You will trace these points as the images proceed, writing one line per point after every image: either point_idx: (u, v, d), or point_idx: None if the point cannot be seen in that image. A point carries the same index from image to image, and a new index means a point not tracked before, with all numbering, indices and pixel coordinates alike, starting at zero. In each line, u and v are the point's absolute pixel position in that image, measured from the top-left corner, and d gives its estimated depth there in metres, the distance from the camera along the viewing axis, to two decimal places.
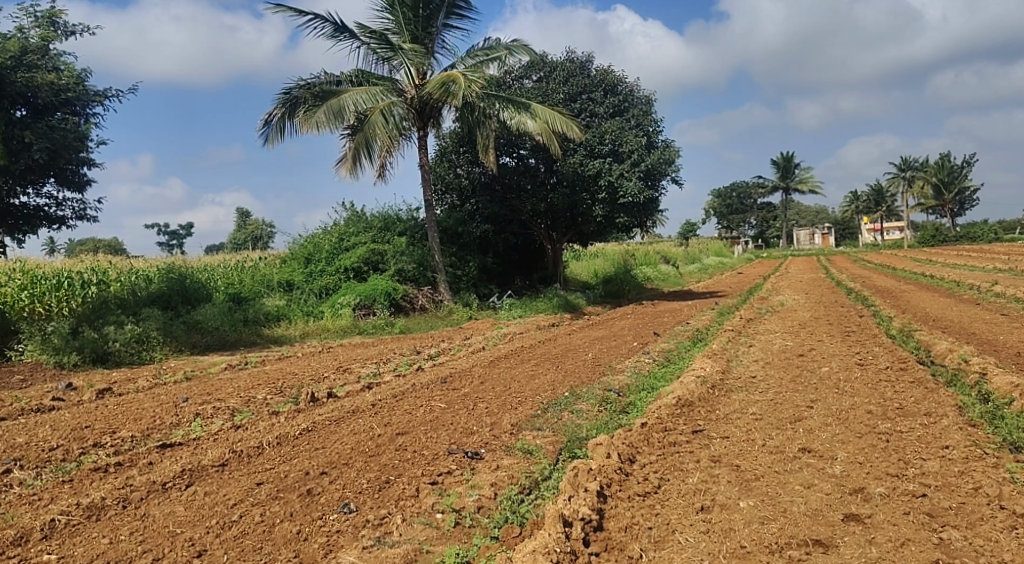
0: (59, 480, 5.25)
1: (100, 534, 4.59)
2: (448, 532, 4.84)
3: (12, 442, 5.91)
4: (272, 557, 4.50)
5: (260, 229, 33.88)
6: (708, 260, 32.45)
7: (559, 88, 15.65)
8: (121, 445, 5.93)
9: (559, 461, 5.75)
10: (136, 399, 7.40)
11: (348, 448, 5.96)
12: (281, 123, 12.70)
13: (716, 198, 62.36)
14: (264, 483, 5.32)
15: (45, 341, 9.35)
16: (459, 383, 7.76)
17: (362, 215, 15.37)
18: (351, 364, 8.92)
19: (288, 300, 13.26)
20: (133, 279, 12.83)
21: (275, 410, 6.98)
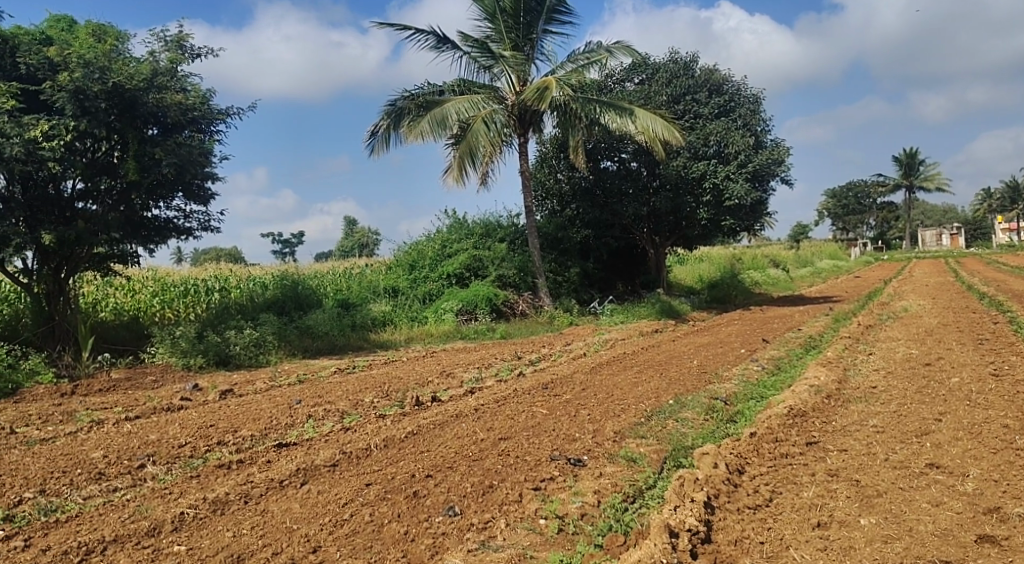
0: (187, 475, 5.56)
1: (225, 527, 4.82)
2: (552, 538, 4.83)
3: (145, 438, 6.30)
4: (382, 555, 4.60)
5: (368, 237, 35.02)
6: (825, 263, 31.17)
7: (662, 90, 15.39)
8: (242, 443, 6.24)
9: (664, 470, 5.64)
10: (254, 401, 7.76)
11: (452, 452, 6.05)
12: (387, 134, 13.09)
13: (831, 197, 59.93)
14: (372, 484, 5.46)
15: (174, 344, 9.93)
16: (561, 389, 7.74)
17: (464, 221, 15.65)
18: (454, 368, 9.06)
19: (393, 306, 13.62)
20: (252, 286, 13.53)
21: (381, 413, 7.17)
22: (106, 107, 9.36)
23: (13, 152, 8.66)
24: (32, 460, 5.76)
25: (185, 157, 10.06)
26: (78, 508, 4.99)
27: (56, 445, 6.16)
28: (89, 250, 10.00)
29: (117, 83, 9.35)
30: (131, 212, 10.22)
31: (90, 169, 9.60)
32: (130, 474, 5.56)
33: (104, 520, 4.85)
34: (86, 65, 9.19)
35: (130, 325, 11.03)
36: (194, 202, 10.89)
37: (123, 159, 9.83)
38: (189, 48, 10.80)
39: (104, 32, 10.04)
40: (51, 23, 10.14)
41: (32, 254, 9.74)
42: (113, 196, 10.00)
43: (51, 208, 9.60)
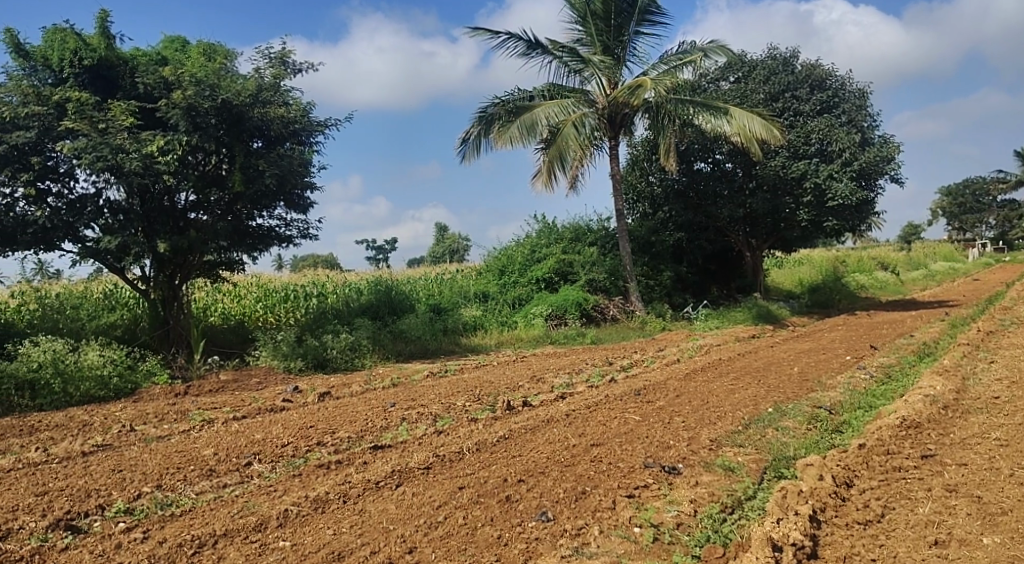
0: (290, 474, 5.76)
1: (326, 525, 4.96)
2: (647, 546, 4.74)
3: (251, 437, 6.57)
4: (476, 558, 4.63)
5: (459, 243, 35.48)
6: (942, 265, 29.48)
7: (760, 87, 14.97)
8: (339, 444, 6.42)
9: (764, 481, 5.45)
10: (351, 403, 7.97)
11: (544, 457, 6.04)
12: (477, 141, 13.23)
13: (949, 195, 57.33)
14: (465, 487, 5.50)
15: (276, 348, 10.33)
16: (654, 396, 7.61)
17: (554, 226, 15.66)
18: (545, 373, 9.05)
19: (484, 311, 13.75)
20: (348, 291, 13.94)
21: (473, 417, 7.22)
22: (215, 122, 9.84)
23: (132, 166, 9.21)
24: (150, 456, 6.10)
25: (287, 168, 10.46)
26: (191, 503, 5.23)
27: (171, 442, 6.50)
28: (199, 257, 10.52)
29: (226, 99, 9.81)
30: (237, 222, 10.69)
31: (200, 181, 10.10)
32: (239, 471, 5.80)
33: (215, 515, 5.07)
34: (198, 83, 9.70)
35: (236, 329, 11.56)
36: (295, 211, 11.29)
37: (230, 171, 10.30)
38: (291, 63, 11.21)
39: (214, 51, 10.58)
40: (166, 44, 10.75)
41: (149, 262, 10.33)
42: (221, 207, 10.48)
43: (166, 219, 10.15)
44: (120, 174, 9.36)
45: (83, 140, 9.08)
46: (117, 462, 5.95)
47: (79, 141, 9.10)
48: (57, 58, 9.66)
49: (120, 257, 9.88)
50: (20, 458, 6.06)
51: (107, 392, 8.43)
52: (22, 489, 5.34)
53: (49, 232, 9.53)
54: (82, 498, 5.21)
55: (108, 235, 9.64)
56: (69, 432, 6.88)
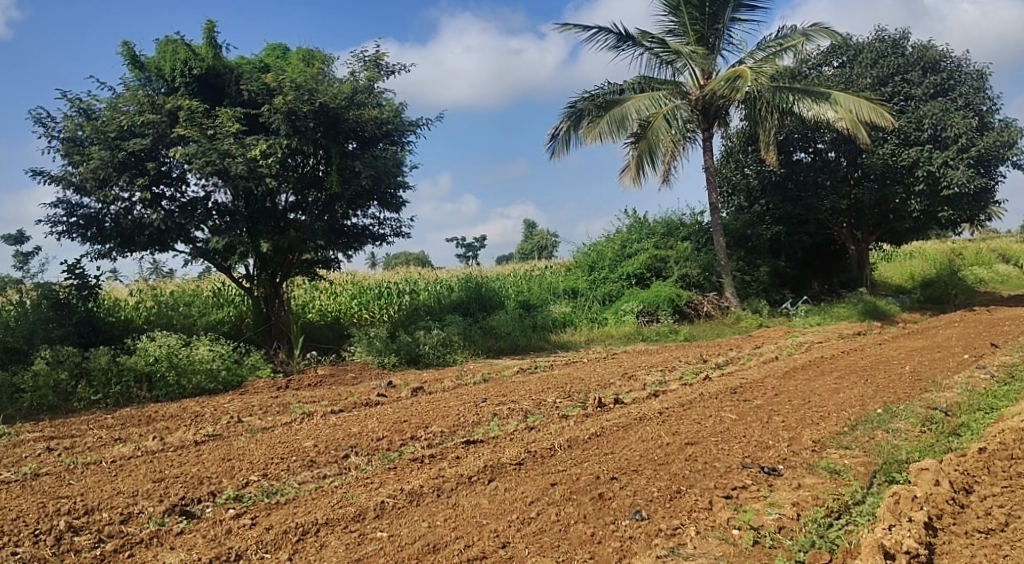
0: (386, 467, 5.88)
1: (421, 518, 5.03)
2: (747, 549, 4.60)
3: (348, 431, 6.73)
4: (569, 555, 4.60)
5: (547, 239, 35.47)
6: None
7: (867, 72, 14.37)
8: (433, 439, 6.51)
9: (873, 485, 5.19)
10: (443, 398, 8.08)
11: (637, 455, 5.94)
12: (567, 136, 13.19)
13: None
14: (558, 483, 5.48)
15: (371, 344, 10.59)
16: (751, 394, 7.37)
17: (645, 221, 15.45)
18: (637, 371, 8.92)
19: (573, 307, 13.68)
20: (439, 288, 14.16)
21: (564, 413, 7.19)
22: (314, 125, 10.14)
23: (237, 170, 9.59)
24: (255, 446, 6.34)
25: (381, 169, 10.68)
26: (294, 492, 5.41)
27: (275, 434, 6.74)
28: (299, 256, 10.89)
29: (323, 103, 10.10)
30: (333, 221, 11.01)
31: (300, 183, 10.49)
32: (337, 463, 5.97)
33: (316, 504, 5.22)
34: (297, 88, 10.02)
35: (333, 326, 11.94)
36: (389, 210, 11.53)
37: (327, 173, 10.60)
38: (385, 66, 11.44)
39: (312, 56, 10.93)
40: (268, 51, 11.18)
41: (252, 261, 10.77)
42: (319, 207, 10.82)
43: (268, 220, 10.56)
44: (227, 178, 9.82)
45: (194, 146, 9.56)
46: (226, 451, 6.22)
47: (191, 147, 9.58)
48: (169, 68, 10.21)
49: (226, 257, 10.38)
50: (139, 446, 6.42)
51: (216, 385, 8.84)
52: (141, 475, 5.65)
53: (163, 233, 10.07)
54: (195, 485, 5.46)
55: (216, 235, 10.10)
56: (182, 422, 7.25)
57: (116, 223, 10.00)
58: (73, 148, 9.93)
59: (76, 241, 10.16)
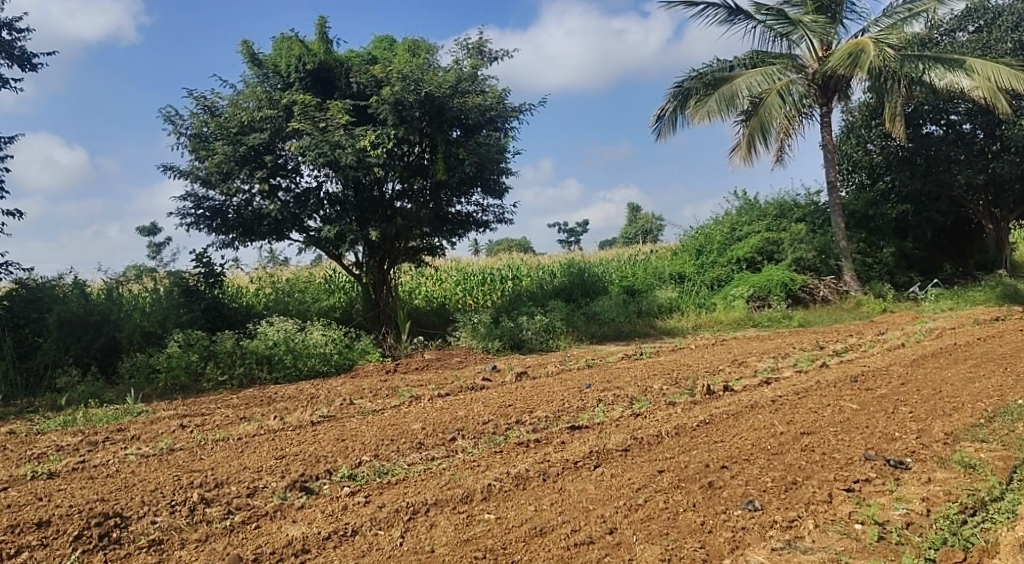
0: (492, 450, 5.94)
1: (528, 501, 5.05)
2: (871, 545, 4.38)
3: (454, 414, 6.83)
4: (679, 544, 4.50)
5: (652, 223, 34.95)
6: None
7: (1007, 36, 13.34)
8: (538, 423, 6.52)
9: (1014, 481, 4.85)
10: (547, 383, 8.09)
11: (749, 444, 5.75)
12: (673, 117, 12.97)
13: None
14: (666, 471, 5.37)
15: (475, 329, 10.71)
16: (874, 383, 7.00)
17: (756, 202, 14.95)
18: (747, 357, 8.63)
19: (680, 293, 13.40)
20: (542, 274, 14.17)
21: (671, 400, 7.05)
22: (419, 114, 10.31)
23: (347, 161, 9.90)
24: (367, 428, 6.53)
25: (485, 156, 10.74)
26: (405, 472, 5.54)
27: (385, 416, 6.94)
28: (405, 243, 11.15)
29: (429, 92, 10.25)
30: (438, 208, 11.19)
31: (406, 171, 10.69)
32: (444, 445, 6.07)
33: (426, 485, 5.33)
34: (404, 78, 10.22)
35: (439, 311, 12.18)
36: (492, 196, 11.58)
37: (432, 161, 10.76)
38: (488, 52, 11.49)
39: (418, 46, 11.10)
40: (376, 43, 11.44)
41: (362, 249, 11.10)
42: (424, 195, 11.02)
43: (376, 208, 10.83)
44: (338, 169, 10.16)
45: (308, 139, 9.92)
46: (339, 432, 6.44)
47: (304, 140, 9.95)
48: (285, 64, 10.62)
49: (337, 245, 10.74)
50: (261, 425, 6.74)
51: (329, 368, 9.18)
52: (265, 452, 5.93)
53: (280, 223, 10.52)
54: (313, 463, 5.68)
55: (327, 224, 10.49)
56: (299, 403, 7.56)
57: (238, 214, 10.53)
58: (199, 144, 10.50)
59: (203, 232, 10.76)
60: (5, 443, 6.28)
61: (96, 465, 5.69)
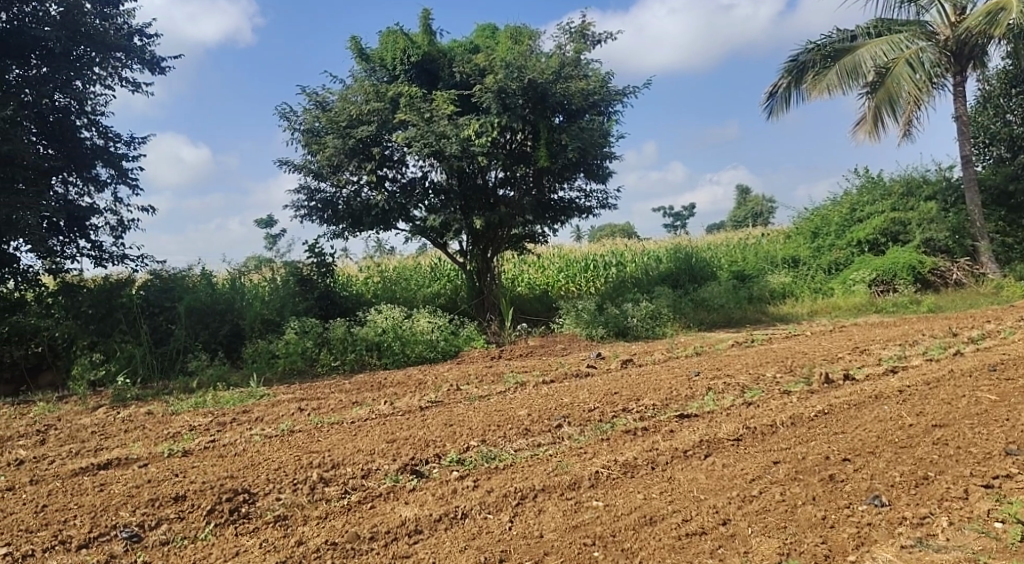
0: (599, 438, 5.88)
1: (636, 489, 4.97)
2: (1012, 546, 4.09)
3: (560, 401, 6.81)
4: (798, 538, 4.32)
5: (763, 205, 33.77)
6: None
7: None
8: (645, 411, 6.40)
9: None
10: (654, 371, 7.94)
11: (874, 436, 5.45)
12: (787, 93, 12.53)
13: None
14: (781, 462, 5.17)
15: (579, 316, 10.66)
16: (1016, 373, 6.50)
17: (879, 180, 14.16)
18: (869, 345, 8.17)
19: (794, 277, 12.87)
20: (647, 259, 13.94)
21: (786, 389, 6.77)
22: (522, 102, 10.29)
23: (451, 150, 10.03)
24: (474, 413, 6.60)
25: (588, 140, 10.61)
26: (512, 458, 5.57)
27: (492, 401, 7.00)
28: (508, 231, 11.20)
29: (532, 78, 10.21)
30: (541, 195, 11.17)
31: (509, 159, 10.71)
32: (551, 432, 6.05)
33: (533, 471, 5.33)
34: (508, 66, 10.24)
35: (542, 298, 12.20)
36: (596, 181, 11.45)
37: (535, 148, 10.74)
38: (591, 35, 11.34)
39: (520, 33, 11.10)
40: (479, 32, 11.51)
41: (466, 237, 11.25)
42: (527, 182, 11.03)
43: (480, 196, 10.92)
44: (443, 158, 10.31)
45: (414, 130, 10.12)
46: (447, 417, 6.53)
47: (410, 131, 10.15)
48: (391, 58, 10.86)
49: (442, 233, 10.92)
50: (372, 409, 6.94)
51: (435, 354, 9.35)
52: (377, 436, 6.10)
53: (387, 213, 10.77)
54: (422, 447, 5.79)
55: (432, 213, 10.68)
56: (408, 388, 7.74)
57: (348, 206, 10.86)
58: (311, 138, 10.90)
59: (315, 223, 11.18)
60: (144, 422, 6.72)
61: (225, 444, 6.02)
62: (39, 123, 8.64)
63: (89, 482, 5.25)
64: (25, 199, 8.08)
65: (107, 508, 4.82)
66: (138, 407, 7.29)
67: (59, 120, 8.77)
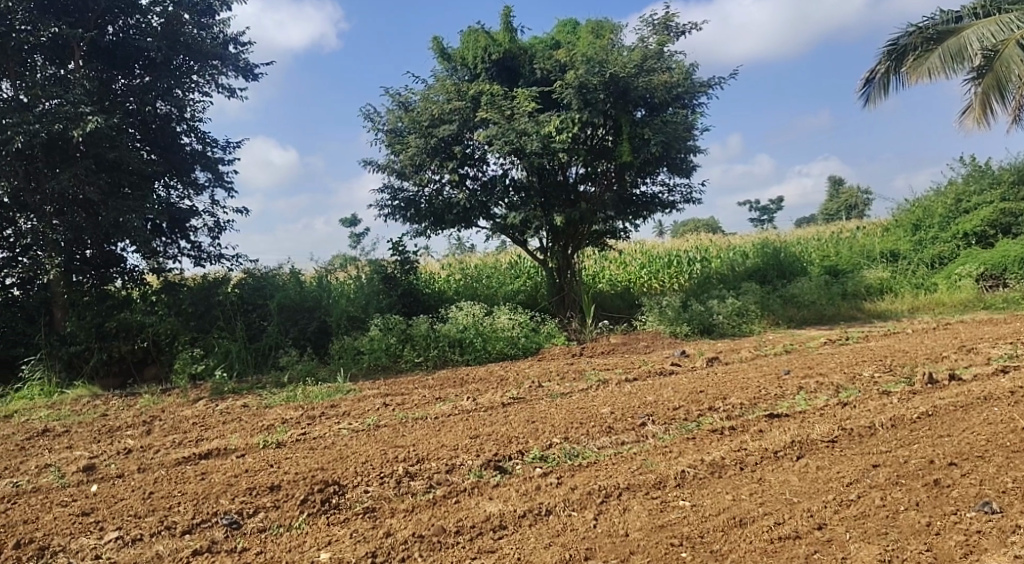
0: (684, 437, 5.76)
1: (725, 490, 4.84)
2: None
3: (644, 399, 6.70)
4: (901, 546, 4.12)
5: (858, 197, 32.44)
6: None
7: None
8: (733, 411, 6.23)
9: None
10: (741, 369, 7.73)
11: (982, 439, 5.15)
12: (885, 79, 12.02)
13: None
14: (881, 466, 4.94)
15: (663, 313, 10.48)
16: None
17: (987, 169, 13.42)
18: (976, 344, 7.72)
19: (892, 272, 12.30)
20: (733, 255, 13.60)
21: (885, 390, 6.46)
22: (604, 97, 10.12)
23: (532, 148, 10.03)
24: (556, 411, 6.57)
25: (672, 134, 10.36)
26: (595, 456, 5.51)
27: (574, 399, 6.95)
28: (589, 228, 11.12)
29: (614, 73, 10.08)
30: (622, 190, 11.04)
31: (590, 155, 10.62)
32: (635, 431, 5.96)
33: (618, 469, 5.26)
34: (589, 61, 10.16)
35: (624, 295, 12.07)
36: (680, 175, 11.24)
37: (616, 143, 10.60)
38: (675, 27, 11.13)
39: (601, 27, 10.98)
40: (560, 28, 11.47)
41: (546, 234, 11.23)
42: (609, 177, 10.93)
43: (560, 193, 10.88)
44: (524, 155, 10.31)
45: (495, 127, 10.15)
46: (530, 414, 6.52)
47: (492, 129, 10.19)
48: (472, 57, 10.94)
49: (523, 230, 10.95)
50: (456, 405, 7.00)
51: (516, 351, 9.37)
52: (460, 431, 6.14)
53: (468, 211, 10.85)
54: (505, 443, 5.80)
55: (513, 211, 10.71)
56: (490, 385, 7.78)
57: (430, 204, 10.99)
58: (395, 138, 11.09)
59: (399, 222, 11.37)
60: (240, 415, 6.98)
61: (316, 436, 6.19)
62: (143, 130, 9.06)
63: (191, 471, 5.48)
64: (132, 204, 8.50)
65: (208, 496, 5.01)
66: (234, 400, 7.58)
67: (161, 126, 9.16)
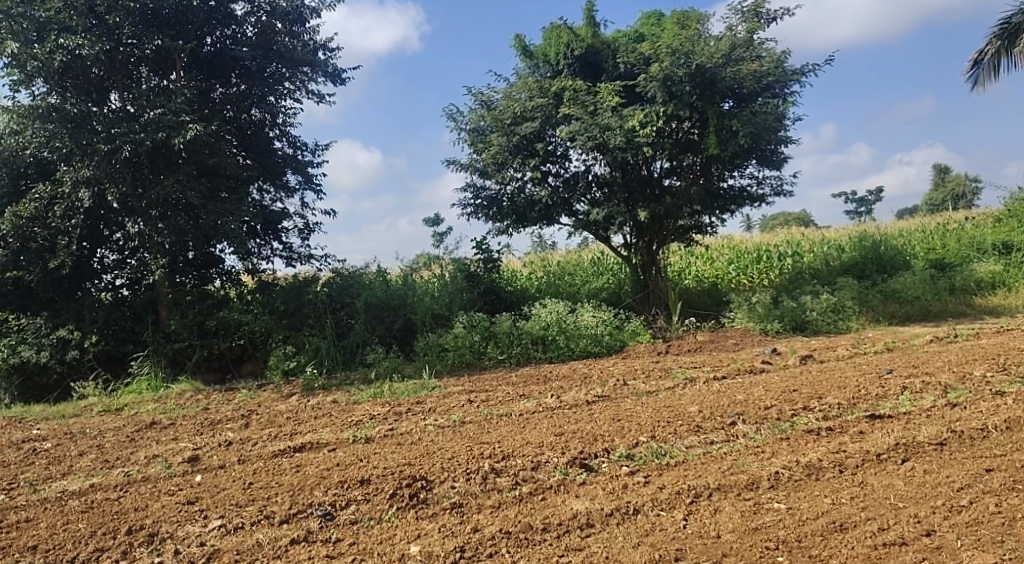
0: (778, 437, 5.56)
1: (823, 493, 4.64)
2: None
3: (733, 398, 6.50)
4: (1020, 556, 3.87)
5: (963, 185, 30.66)
6: None
7: None
8: (829, 411, 5.97)
9: None
10: (838, 367, 7.40)
11: None
12: (995, 60, 11.29)
13: None
14: (995, 470, 4.64)
15: (752, 310, 10.18)
16: None
17: None
18: None
19: (1005, 266, 11.59)
20: (827, 249, 13.08)
21: (999, 390, 6.07)
22: (689, 88, 9.89)
23: (616, 142, 9.90)
24: (642, 409, 6.45)
25: (762, 125, 9.90)
26: (683, 455, 5.38)
27: (660, 397, 6.81)
28: (674, 223, 10.90)
29: (700, 64, 9.82)
30: (709, 184, 10.77)
31: (676, 148, 10.42)
32: (724, 430, 5.79)
33: (708, 469, 5.12)
34: (673, 53, 9.94)
35: (711, 291, 11.78)
36: (769, 167, 10.88)
37: (702, 135, 10.35)
38: (765, 13, 10.76)
39: (686, 18, 10.71)
40: (644, 20, 11.28)
41: (630, 230, 11.08)
42: (695, 171, 10.70)
43: (644, 188, 10.71)
44: (607, 150, 10.19)
45: (578, 123, 10.07)
46: (616, 412, 6.42)
47: (574, 125, 10.11)
48: (554, 53, 10.89)
49: (607, 226, 10.83)
50: (540, 402, 6.97)
51: (601, 348, 9.28)
52: (545, 429, 6.11)
53: (551, 208, 10.80)
54: (591, 440, 5.73)
55: (596, 207, 10.62)
56: (574, 382, 7.72)
57: (512, 202, 11.01)
58: (478, 137, 11.15)
59: (481, 220, 11.44)
60: (330, 410, 7.15)
61: (402, 432, 6.27)
62: (239, 136, 9.45)
63: (286, 464, 5.64)
64: (230, 207, 8.86)
65: (303, 488, 5.15)
66: (324, 396, 7.77)
67: (255, 133, 9.55)
